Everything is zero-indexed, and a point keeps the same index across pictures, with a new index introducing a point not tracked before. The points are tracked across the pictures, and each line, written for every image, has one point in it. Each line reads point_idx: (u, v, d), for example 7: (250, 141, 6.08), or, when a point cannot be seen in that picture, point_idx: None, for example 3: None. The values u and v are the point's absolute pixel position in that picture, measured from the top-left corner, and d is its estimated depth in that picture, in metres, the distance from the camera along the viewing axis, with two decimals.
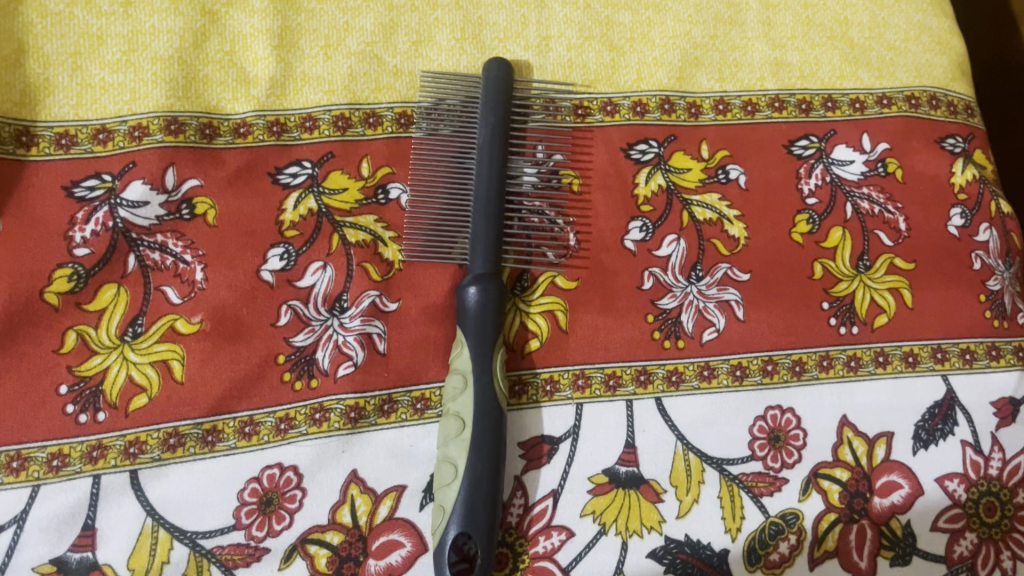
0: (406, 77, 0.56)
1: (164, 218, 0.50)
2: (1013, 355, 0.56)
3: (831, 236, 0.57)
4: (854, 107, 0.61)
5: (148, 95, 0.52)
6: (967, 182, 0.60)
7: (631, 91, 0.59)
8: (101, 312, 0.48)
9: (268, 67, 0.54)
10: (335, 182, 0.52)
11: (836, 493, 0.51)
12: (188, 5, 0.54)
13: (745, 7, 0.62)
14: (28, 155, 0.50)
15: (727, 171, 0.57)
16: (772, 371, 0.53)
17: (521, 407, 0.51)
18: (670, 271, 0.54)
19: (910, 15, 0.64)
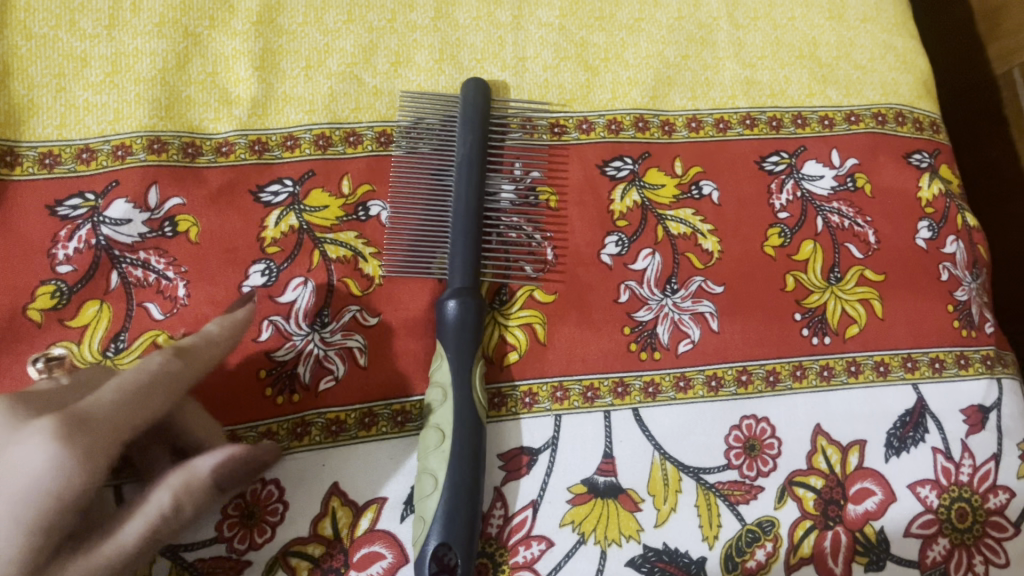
0: (386, 97, 0.57)
1: (147, 236, 0.51)
2: (981, 363, 0.58)
3: (803, 249, 0.58)
4: (823, 124, 0.62)
5: (132, 115, 0.53)
6: (934, 196, 0.62)
7: (606, 110, 0.60)
8: (84, 329, 0.48)
9: (250, 87, 0.55)
10: (316, 200, 0.53)
11: (811, 501, 0.52)
12: (171, 27, 0.55)
13: (716, 27, 0.64)
14: (11, 174, 0.51)
15: (700, 187, 0.59)
16: (747, 382, 0.54)
17: (500, 419, 0.52)
18: (646, 284, 0.55)
19: (876, 35, 0.66)
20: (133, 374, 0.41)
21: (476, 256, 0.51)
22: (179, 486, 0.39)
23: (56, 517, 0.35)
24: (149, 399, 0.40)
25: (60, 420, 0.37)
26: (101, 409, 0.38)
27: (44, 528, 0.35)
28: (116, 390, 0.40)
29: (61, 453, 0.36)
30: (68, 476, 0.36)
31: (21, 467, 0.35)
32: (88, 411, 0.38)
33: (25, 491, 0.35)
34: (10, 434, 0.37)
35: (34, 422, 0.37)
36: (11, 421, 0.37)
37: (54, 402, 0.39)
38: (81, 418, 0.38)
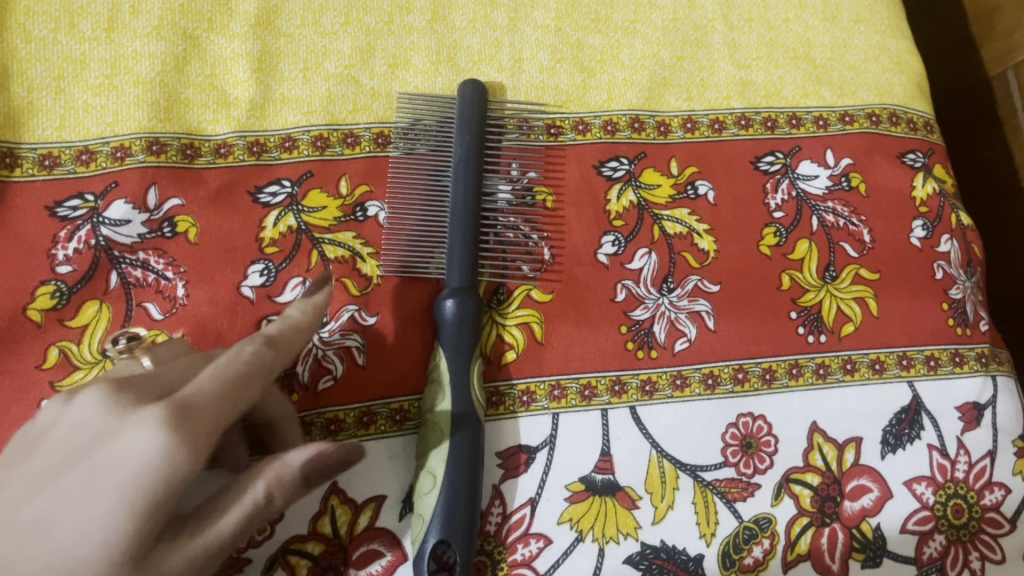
0: (384, 98, 0.57)
1: (146, 236, 0.51)
2: (976, 361, 0.58)
3: (798, 248, 0.58)
4: (817, 124, 0.63)
5: (131, 117, 0.53)
6: (928, 195, 0.62)
7: (602, 111, 0.61)
8: (83, 329, 0.48)
9: (248, 89, 0.56)
10: (315, 201, 0.53)
11: (807, 498, 0.52)
12: (169, 30, 0.56)
13: (711, 29, 0.64)
14: (12, 176, 0.51)
15: (696, 187, 0.59)
16: (743, 380, 0.54)
17: (498, 418, 0.52)
18: (642, 283, 0.56)
19: (869, 36, 0.66)
20: (231, 360, 0.38)
21: (474, 255, 0.51)
22: (272, 478, 0.35)
23: (163, 505, 0.33)
24: (246, 388, 0.37)
25: (165, 405, 0.34)
26: (203, 397, 0.35)
27: (148, 516, 0.32)
28: (215, 375, 0.36)
29: (167, 443, 0.33)
30: (176, 465, 0.33)
31: (129, 453, 0.32)
32: (190, 399, 0.35)
33: (133, 477, 0.32)
34: (117, 420, 0.34)
35: (140, 409, 0.34)
36: (113, 405, 0.35)
37: (153, 387, 0.36)
38: (184, 406, 0.34)
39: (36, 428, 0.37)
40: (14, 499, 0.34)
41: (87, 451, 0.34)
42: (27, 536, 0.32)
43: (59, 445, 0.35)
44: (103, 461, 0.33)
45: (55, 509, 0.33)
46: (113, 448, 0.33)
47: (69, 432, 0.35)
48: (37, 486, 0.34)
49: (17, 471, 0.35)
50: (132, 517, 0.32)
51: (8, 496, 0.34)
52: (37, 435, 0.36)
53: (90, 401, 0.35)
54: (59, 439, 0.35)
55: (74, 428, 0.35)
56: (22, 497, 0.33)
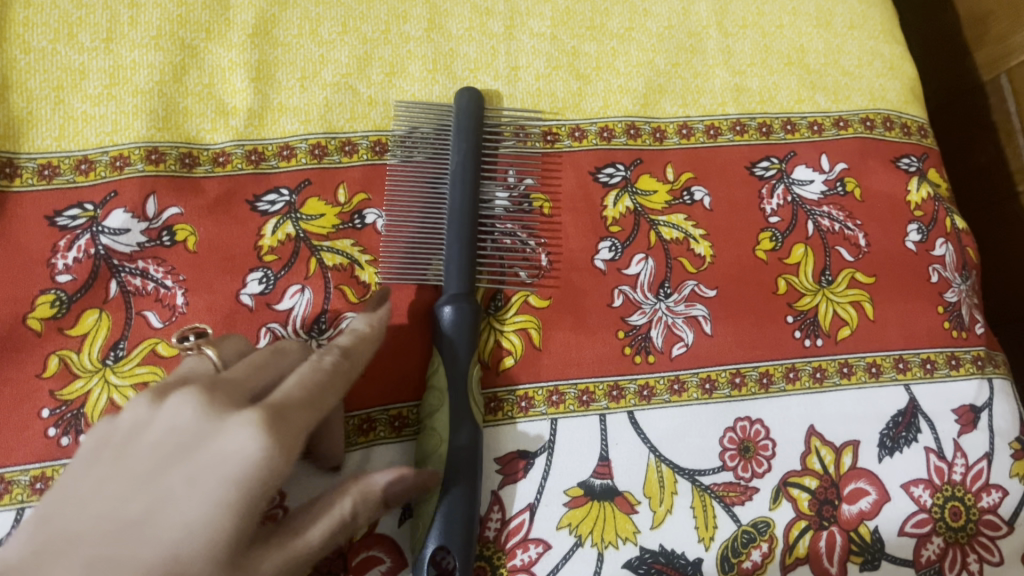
0: (381, 107, 0.57)
1: (146, 245, 0.51)
2: (972, 364, 0.58)
3: (794, 253, 0.59)
4: (812, 130, 0.63)
5: (130, 126, 0.54)
6: (922, 199, 0.62)
7: (598, 118, 0.61)
8: (83, 337, 0.48)
9: (246, 98, 0.56)
10: (313, 209, 0.54)
11: (805, 501, 0.53)
12: (168, 40, 0.56)
13: (706, 36, 0.65)
14: (11, 186, 0.51)
15: (692, 193, 0.60)
16: (740, 384, 0.55)
17: (497, 423, 0.52)
18: (639, 289, 0.56)
19: (863, 42, 0.67)
20: (312, 369, 0.41)
21: (471, 261, 0.51)
22: (358, 495, 0.40)
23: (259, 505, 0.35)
24: (325, 396, 0.40)
25: (260, 409, 0.37)
26: (291, 402, 0.38)
27: (245, 515, 0.35)
28: (299, 384, 0.40)
29: (268, 444, 0.35)
30: (273, 464, 0.35)
31: (230, 452, 0.35)
32: (280, 404, 0.38)
33: (235, 479, 0.35)
34: (214, 422, 0.36)
35: (236, 412, 0.37)
36: (209, 407, 0.37)
37: (238, 390, 0.39)
38: (277, 410, 0.37)
39: (118, 426, 0.38)
40: (115, 497, 0.35)
41: (188, 450, 0.36)
42: (135, 532, 0.34)
43: (153, 443, 0.37)
44: (204, 461, 0.35)
45: (160, 507, 0.35)
46: (215, 449, 0.35)
47: (162, 431, 0.37)
48: (137, 484, 0.36)
49: (111, 467, 0.37)
50: (231, 517, 0.34)
51: (109, 494, 0.36)
52: (123, 433, 0.38)
53: (184, 402, 0.37)
54: (152, 439, 0.37)
55: (169, 428, 0.37)
56: (125, 492, 0.35)
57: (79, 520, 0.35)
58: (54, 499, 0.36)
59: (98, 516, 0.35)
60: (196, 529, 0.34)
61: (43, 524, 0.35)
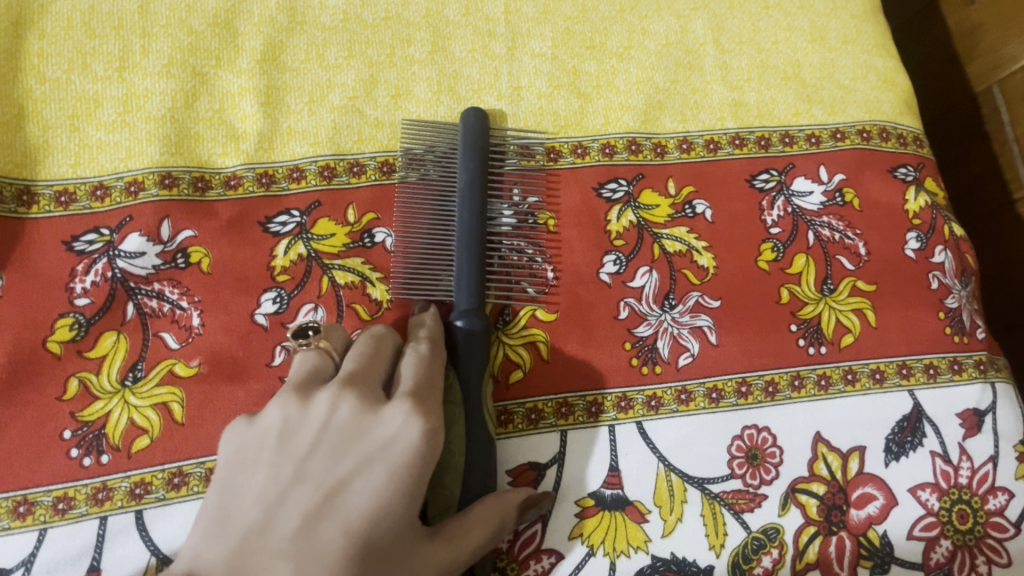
0: (388, 128, 0.59)
1: (161, 267, 0.52)
2: (974, 368, 0.59)
3: (796, 263, 0.60)
4: (810, 142, 0.64)
5: (143, 152, 0.55)
6: (920, 208, 0.64)
7: (600, 135, 0.62)
8: (102, 359, 0.49)
9: (256, 122, 0.57)
10: (323, 229, 0.55)
11: (814, 507, 0.53)
12: (179, 67, 0.57)
13: (703, 53, 0.66)
14: (28, 213, 0.53)
15: (693, 207, 0.61)
16: (747, 393, 0.55)
17: (508, 435, 0.53)
18: (644, 301, 0.57)
19: (857, 56, 0.68)
20: (418, 357, 0.46)
21: (479, 277, 0.52)
22: (505, 507, 0.45)
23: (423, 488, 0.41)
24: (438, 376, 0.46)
25: (404, 401, 0.42)
26: (418, 389, 0.44)
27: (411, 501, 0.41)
28: (416, 372, 0.45)
29: (424, 425, 0.42)
30: (433, 449, 0.41)
31: (397, 442, 0.41)
32: (413, 391, 0.44)
33: (406, 462, 0.41)
34: (371, 417, 0.42)
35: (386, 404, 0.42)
36: (359, 402, 0.42)
37: (369, 383, 0.44)
38: (415, 397, 0.43)
39: (267, 428, 0.42)
40: (291, 493, 0.39)
41: (353, 445, 0.41)
42: (325, 522, 0.39)
43: (312, 441, 0.41)
44: (371, 450, 0.41)
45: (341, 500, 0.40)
46: (380, 438, 0.41)
47: (319, 429, 0.41)
48: (311, 479, 0.40)
49: (277, 465, 0.40)
50: (401, 502, 0.40)
51: (284, 492, 0.39)
52: (276, 434, 0.41)
53: (337, 399, 0.42)
54: (311, 437, 0.41)
55: (328, 424, 0.42)
56: (302, 489, 0.40)
57: (265, 517, 0.39)
58: (224, 499, 0.40)
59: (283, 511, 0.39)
60: (381, 518, 0.39)
61: (226, 524, 0.39)
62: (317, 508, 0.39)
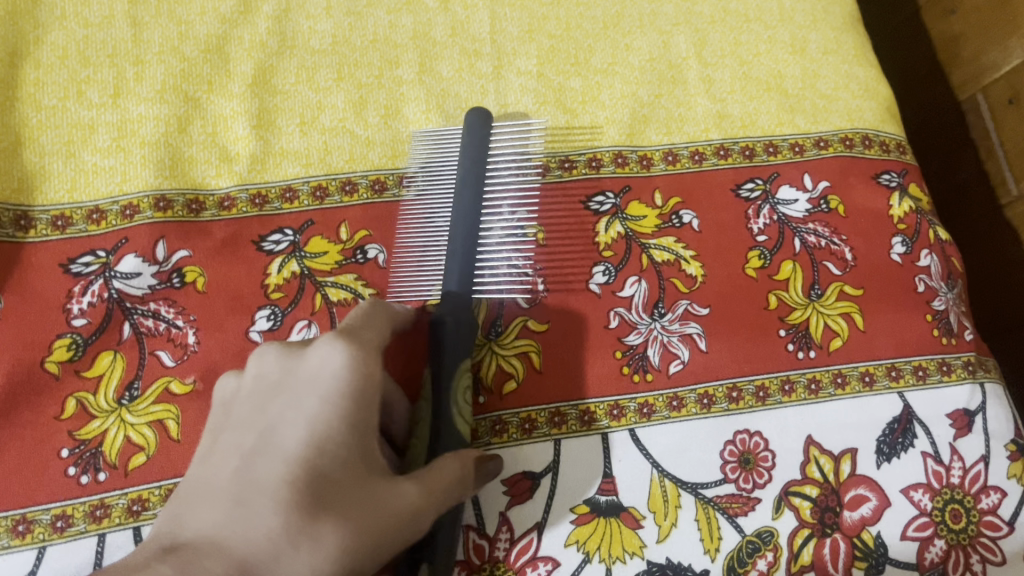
0: (378, 147, 0.60)
1: (156, 287, 0.53)
2: (963, 369, 0.60)
3: (783, 269, 0.61)
4: (794, 151, 0.65)
5: (138, 176, 0.56)
6: (905, 213, 0.64)
7: (586, 149, 0.63)
8: (99, 379, 0.50)
9: (248, 145, 0.58)
10: (316, 247, 0.56)
11: (807, 509, 0.54)
12: (172, 93, 0.59)
13: (686, 67, 0.67)
14: (26, 237, 0.54)
15: (680, 217, 0.62)
16: (737, 398, 0.56)
17: (503, 446, 0.53)
18: (634, 310, 0.58)
19: (838, 66, 0.69)
20: (359, 310, 0.46)
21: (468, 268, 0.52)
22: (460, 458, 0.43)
23: (367, 414, 0.41)
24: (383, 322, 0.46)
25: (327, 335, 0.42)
26: (353, 328, 0.44)
27: (354, 429, 0.40)
28: (356, 320, 0.45)
29: (348, 349, 0.41)
30: (365, 372, 0.41)
31: (322, 370, 0.41)
32: (345, 330, 0.43)
33: (330, 384, 0.40)
34: (297, 359, 0.42)
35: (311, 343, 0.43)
36: (288, 349, 0.43)
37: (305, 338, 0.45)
38: (347, 332, 0.43)
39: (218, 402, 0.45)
40: (235, 445, 0.41)
41: (286, 389, 0.42)
42: (263, 458, 0.40)
43: (256, 398, 0.42)
44: (299, 384, 0.41)
45: (278, 434, 0.40)
46: (306, 372, 0.41)
47: (261, 386, 0.43)
48: (250, 427, 0.41)
49: (224, 428, 0.43)
50: (338, 425, 0.40)
51: (229, 445, 0.41)
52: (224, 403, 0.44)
53: (263, 351, 0.44)
54: (249, 393, 0.43)
55: (261, 376, 0.43)
56: (244, 436, 0.41)
57: (213, 470, 0.41)
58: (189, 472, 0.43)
59: (230, 461, 0.40)
60: (321, 442, 0.39)
61: (188, 486, 0.41)
62: (255, 449, 0.40)
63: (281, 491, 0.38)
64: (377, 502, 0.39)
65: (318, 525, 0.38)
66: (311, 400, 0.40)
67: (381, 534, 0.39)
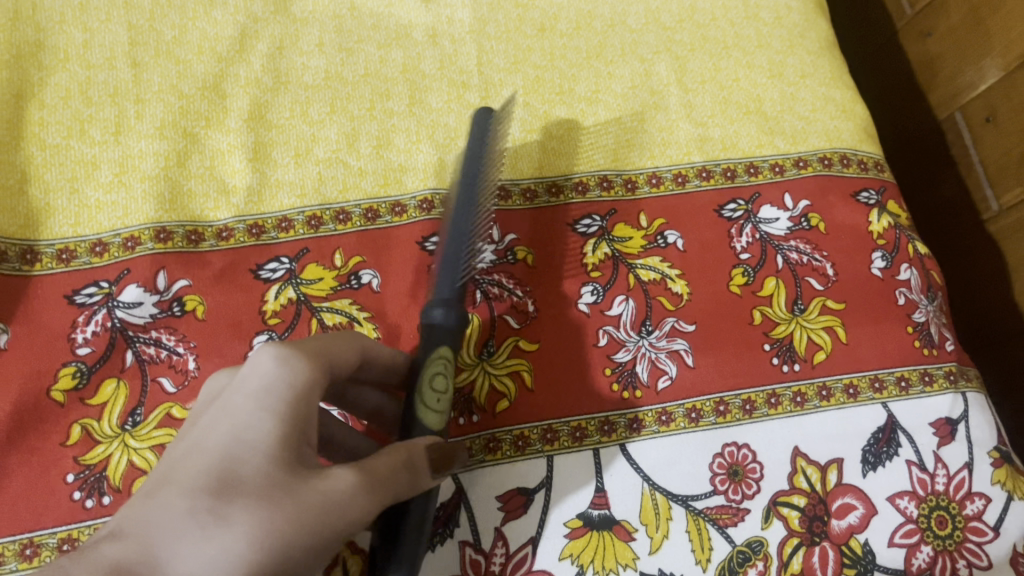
0: (371, 176, 0.62)
1: (158, 316, 0.55)
2: (945, 379, 0.61)
3: (766, 286, 0.62)
4: (774, 171, 0.67)
5: (139, 209, 0.58)
6: (884, 229, 0.66)
7: (572, 174, 0.65)
8: (103, 405, 0.52)
9: (245, 177, 0.60)
10: (312, 273, 0.58)
11: (796, 519, 0.55)
12: (171, 129, 0.61)
13: (667, 93, 0.70)
14: (32, 270, 0.55)
15: (665, 237, 0.64)
16: (725, 412, 0.58)
17: (497, 462, 0.55)
18: (622, 328, 0.60)
19: (815, 89, 0.72)
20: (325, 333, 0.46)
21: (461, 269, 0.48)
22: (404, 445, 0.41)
23: (299, 409, 0.40)
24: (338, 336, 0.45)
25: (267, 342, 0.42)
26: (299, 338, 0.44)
27: (279, 422, 0.39)
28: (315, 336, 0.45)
29: (278, 347, 0.41)
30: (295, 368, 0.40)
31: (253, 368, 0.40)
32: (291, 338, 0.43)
33: (255, 383, 0.40)
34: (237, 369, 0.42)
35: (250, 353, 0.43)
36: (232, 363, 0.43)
37: None
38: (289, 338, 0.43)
39: None
40: (168, 457, 0.41)
41: (221, 393, 0.42)
42: (185, 460, 0.39)
43: (195, 413, 0.43)
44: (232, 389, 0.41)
45: (203, 437, 0.40)
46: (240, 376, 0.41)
47: (203, 401, 0.43)
48: (185, 437, 0.41)
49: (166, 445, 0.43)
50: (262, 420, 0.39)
51: (164, 459, 0.41)
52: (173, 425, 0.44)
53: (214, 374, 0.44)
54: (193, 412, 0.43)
55: (207, 395, 0.43)
56: (176, 447, 0.41)
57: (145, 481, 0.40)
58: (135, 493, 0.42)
59: (159, 471, 0.40)
60: (242, 437, 0.38)
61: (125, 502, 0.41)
62: (181, 454, 0.40)
63: (195, 479, 0.38)
64: (299, 489, 0.38)
65: (232, 512, 0.37)
66: (237, 394, 0.40)
67: (297, 524, 0.37)
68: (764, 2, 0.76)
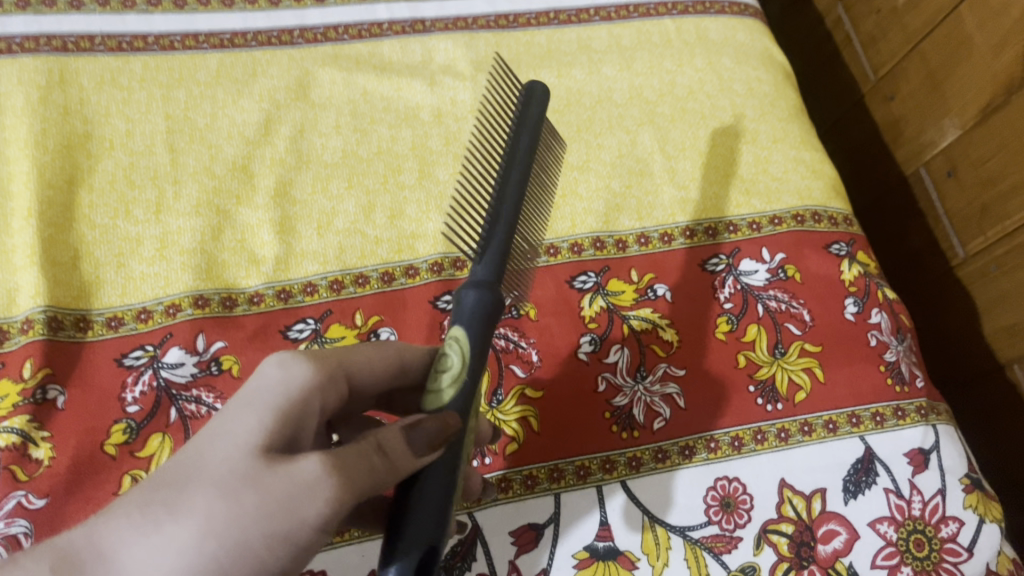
0: (386, 244, 0.68)
1: (198, 375, 0.60)
2: (916, 413, 0.67)
3: (749, 332, 0.68)
4: (751, 228, 0.74)
5: (179, 280, 0.64)
6: (855, 277, 0.72)
7: (568, 236, 0.72)
8: (151, 457, 0.57)
9: (273, 248, 0.66)
10: (335, 332, 0.63)
11: (785, 544, 0.60)
12: (205, 208, 0.67)
13: (652, 160, 0.77)
14: (85, 337, 0.61)
15: (655, 290, 0.70)
16: (715, 448, 0.63)
17: (509, 501, 0.60)
18: (619, 374, 0.66)
19: (786, 152, 0.79)
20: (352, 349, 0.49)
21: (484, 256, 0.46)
22: (374, 435, 0.39)
23: (289, 412, 0.41)
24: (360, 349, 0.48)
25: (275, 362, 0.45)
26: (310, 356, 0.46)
27: (267, 419, 0.40)
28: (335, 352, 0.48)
29: (279, 357, 0.43)
30: (294, 375, 0.42)
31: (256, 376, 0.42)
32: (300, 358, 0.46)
33: (254, 385, 0.41)
34: None
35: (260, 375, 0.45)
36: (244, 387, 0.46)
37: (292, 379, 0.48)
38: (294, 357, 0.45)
39: None
40: None
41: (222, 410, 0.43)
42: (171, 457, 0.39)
43: None
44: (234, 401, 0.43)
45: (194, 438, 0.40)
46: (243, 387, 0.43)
47: None
48: None
49: None
50: (250, 415, 0.40)
51: None
52: None
53: None
54: None
55: None
56: None
57: None
58: None
59: None
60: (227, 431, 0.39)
61: None
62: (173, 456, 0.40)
63: (175, 471, 0.38)
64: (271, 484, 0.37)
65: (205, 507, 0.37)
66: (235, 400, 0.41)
67: (257, 511, 0.36)
68: (737, 75, 0.83)
